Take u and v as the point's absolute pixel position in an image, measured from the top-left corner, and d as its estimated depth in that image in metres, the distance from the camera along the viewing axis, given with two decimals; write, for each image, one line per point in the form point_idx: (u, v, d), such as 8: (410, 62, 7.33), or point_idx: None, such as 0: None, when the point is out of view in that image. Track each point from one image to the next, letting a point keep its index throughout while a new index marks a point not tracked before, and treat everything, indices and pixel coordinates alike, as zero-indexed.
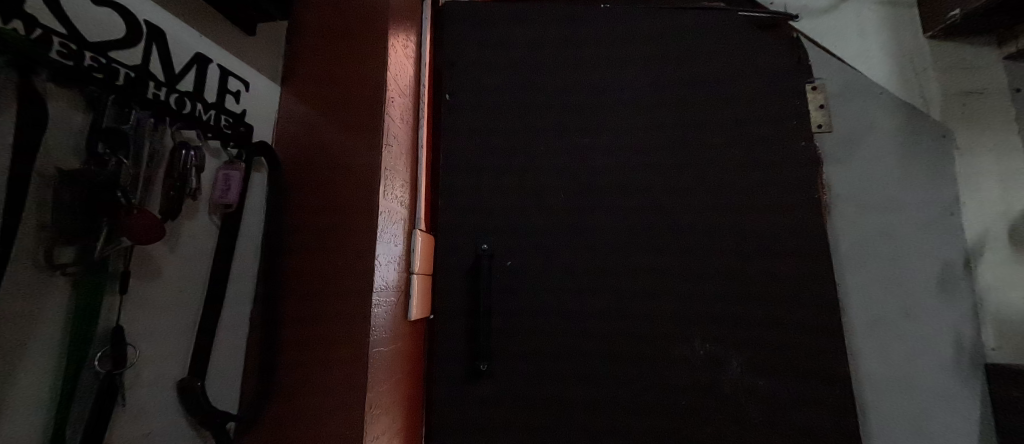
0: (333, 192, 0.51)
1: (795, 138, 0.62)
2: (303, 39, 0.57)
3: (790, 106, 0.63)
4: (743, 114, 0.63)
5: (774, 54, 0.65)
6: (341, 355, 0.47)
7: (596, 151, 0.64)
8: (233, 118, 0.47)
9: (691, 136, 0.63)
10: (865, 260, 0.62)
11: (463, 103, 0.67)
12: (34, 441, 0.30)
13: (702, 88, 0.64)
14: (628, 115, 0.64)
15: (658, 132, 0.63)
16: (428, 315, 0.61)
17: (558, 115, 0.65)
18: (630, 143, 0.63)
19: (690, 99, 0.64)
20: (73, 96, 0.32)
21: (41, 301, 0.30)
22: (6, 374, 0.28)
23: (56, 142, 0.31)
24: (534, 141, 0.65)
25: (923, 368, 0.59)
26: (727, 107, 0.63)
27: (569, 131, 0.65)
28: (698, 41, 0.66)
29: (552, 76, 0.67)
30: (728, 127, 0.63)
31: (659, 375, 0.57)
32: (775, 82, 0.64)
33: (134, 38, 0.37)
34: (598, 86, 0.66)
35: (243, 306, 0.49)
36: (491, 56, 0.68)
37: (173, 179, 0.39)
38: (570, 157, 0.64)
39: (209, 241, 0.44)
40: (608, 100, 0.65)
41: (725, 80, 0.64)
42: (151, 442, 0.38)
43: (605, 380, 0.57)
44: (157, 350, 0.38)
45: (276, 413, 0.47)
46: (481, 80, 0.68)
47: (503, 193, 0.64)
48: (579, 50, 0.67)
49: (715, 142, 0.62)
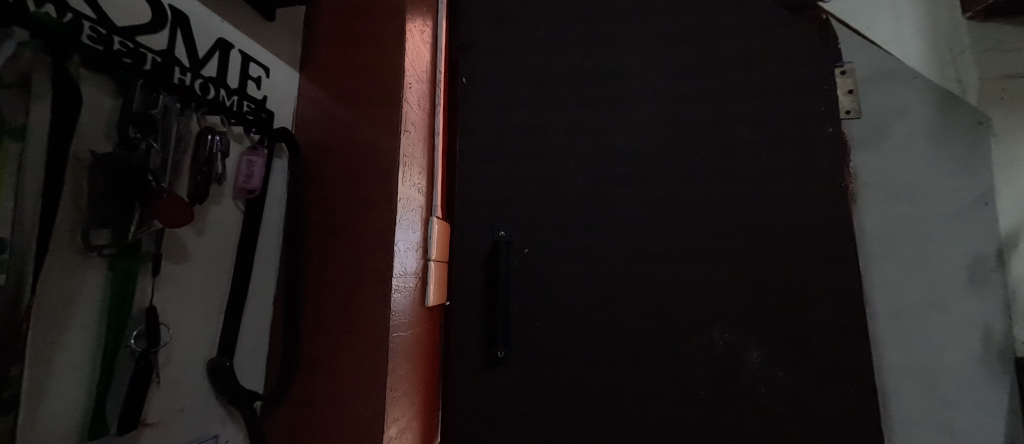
0: (353, 178, 0.52)
1: (822, 124, 0.59)
2: (322, 25, 0.58)
3: (818, 92, 0.60)
4: (768, 100, 0.61)
5: (801, 35, 0.62)
6: (362, 339, 0.48)
7: (614, 139, 0.63)
8: (255, 104, 0.48)
9: (713, 123, 0.61)
10: (892, 250, 0.60)
11: (479, 89, 0.67)
12: (77, 413, 0.31)
13: (726, 73, 0.62)
14: (649, 102, 0.63)
15: (679, 119, 0.62)
16: (444, 301, 0.62)
17: (575, 102, 0.64)
18: (649, 130, 0.62)
19: (713, 85, 0.62)
20: (102, 81, 0.33)
21: (80, 282, 0.31)
22: (48, 350, 0.29)
23: (90, 126, 0.32)
24: (552, 128, 0.64)
25: (948, 360, 0.57)
26: (752, 93, 0.61)
27: (587, 118, 0.64)
28: (722, 24, 0.64)
29: (570, 62, 0.65)
30: (752, 114, 0.61)
31: (677, 364, 0.57)
32: (801, 66, 0.61)
33: (159, 22, 0.37)
34: (617, 72, 0.64)
35: (267, 290, 0.50)
36: (507, 43, 0.67)
37: (200, 164, 0.39)
38: (588, 145, 0.63)
39: (235, 227, 0.45)
40: (628, 85, 0.64)
41: (749, 64, 0.62)
42: (184, 418, 0.39)
43: (621, 367, 0.58)
44: (188, 333, 0.39)
45: (299, 395, 0.49)
46: (498, 67, 0.67)
47: (520, 181, 0.63)
48: (596, 35, 0.66)
49: (738, 129, 0.61)
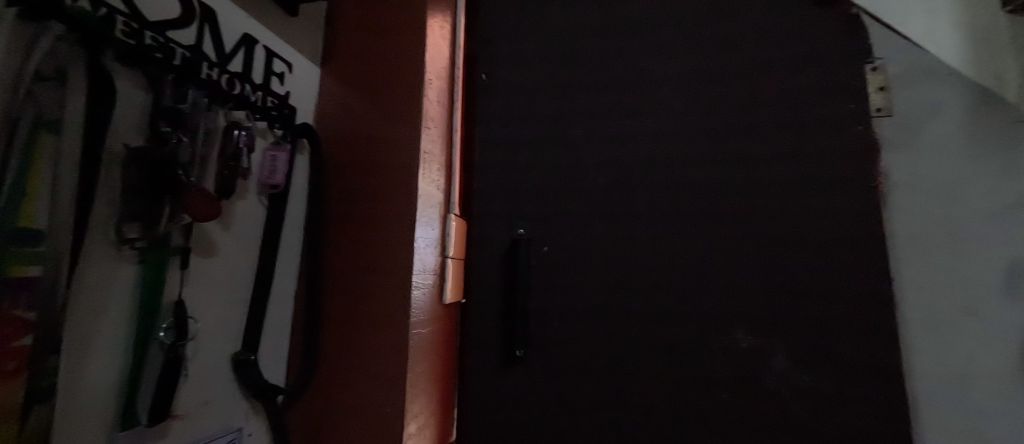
0: (373, 175, 0.52)
1: (851, 122, 0.58)
2: (344, 22, 0.58)
3: (848, 88, 0.58)
4: (796, 98, 0.59)
5: (832, 30, 0.60)
6: (382, 336, 0.48)
7: (636, 137, 0.62)
8: (278, 100, 0.48)
9: (739, 121, 0.60)
10: (924, 255, 0.55)
11: (498, 86, 0.66)
12: (110, 404, 0.31)
13: (752, 70, 0.61)
14: (672, 99, 0.62)
15: (703, 117, 0.61)
16: (461, 298, 0.62)
17: (596, 99, 0.63)
18: (671, 128, 0.61)
19: (739, 81, 0.61)
20: (134, 75, 0.33)
21: (113, 274, 0.31)
22: (82, 342, 0.29)
23: (123, 120, 0.32)
24: (572, 126, 0.63)
25: (992, 384, 0.51)
26: (781, 90, 0.60)
27: (608, 116, 0.63)
28: (749, 19, 0.62)
29: (592, 59, 0.65)
30: (780, 112, 0.59)
31: (698, 367, 0.56)
32: (830, 63, 0.59)
33: (188, 17, 0.38)
34: (639, 68, 0.63)
35: (289, 285, 0.50)
36: (528, 39, 0.67)
37: (227, 159, 0.39)
38: (609, 143, 0.62)
39: (260, 222, 0.45)
40: (651, 82, 0.62)
41: (777, 61, 0.60)
42: (210, 411, 0.39)
43: (641, 369, 0.57)
44: (214, 327, 0.40)
45: (320, 390, 0.49)
46: (518, 64, 0.66)
47: (539, 179, 0.63)
48: (619, 31, 0.65)
49: (765, 127, 0.59)
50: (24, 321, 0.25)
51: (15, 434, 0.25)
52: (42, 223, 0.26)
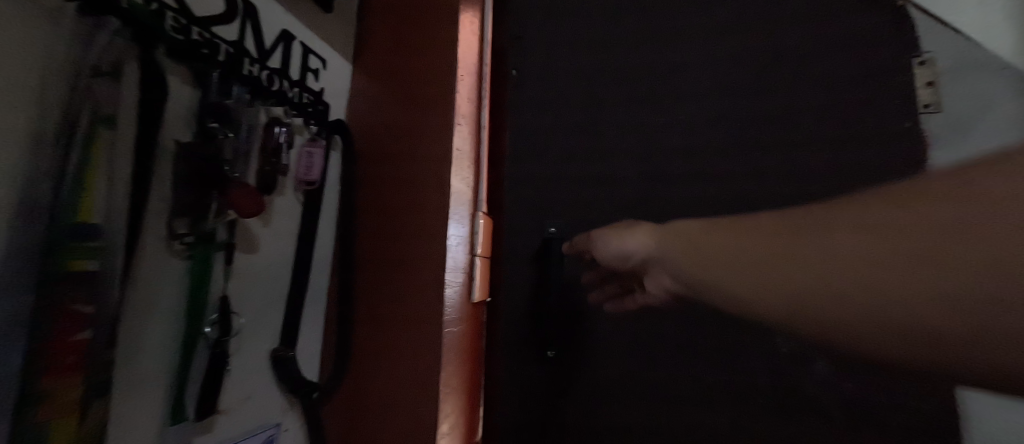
0: (406, 172, 0.52)
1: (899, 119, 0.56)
2: (376, 18, 0.57)
3: (893, 84, 0.56)
4: (841, 94, 0.57)
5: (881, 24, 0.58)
6: (416, 334, 0.48)
7: (673, 137, 0.61)
8: (313, 96, 0.48)
9: (780, 119, 0.58)
10: None
11: (528, 82, 0.66)
12: (161, 399, 0.31)
13: (795, 67, 0.59)
14: (711, 99, 0.61)
15: (743, 117, 0.60)
16: (487, 298, 0.61)
17: (632, 99, 0.64)
18: (709, 128, 0.61)
19: (778, 78, 0.59)
20: (182, 70, 0.33)
21: (163, 269, 0.31)
22: (135, 337, 0.29)
23: (172, 116, 0.32)
24: (607, 127, 0.64)
25: None
26: (825, 87, 0.58)
27: (644, 116, 0.63)
28: (795, 12, 0.60)
29: (628, 59, 0.65)
30: (823, 109, 0.57)
31: (732, 366, 0.58)
32: (878, 57, 0.57)
33: (231, 13, 0.37)
34: (676, 68, 0.63)
35: (322, 282, 0.50)
36: (562, 38, 0.67)
37: (268, 155, 0.39)
38: (645, 144, 0.62)
39: (296, 219, 0.45)
40: (690, 82, 0.62)
41: (822, 55, 0.58)
42: (250, 406, 0.40)
43: (675, 365, 0.59)
44: (254, 323, 0.40)
45: (352, 387, 0.49)
46: (552, 64, 0.67)
47: (574, 181, 0.64)
48: (656, 30, 0.64)
49: (807, 125, 0.58)
50: (82, 316, 0.25)
51: (75, 426, 0.25)
52: (100, 218, 0.26)
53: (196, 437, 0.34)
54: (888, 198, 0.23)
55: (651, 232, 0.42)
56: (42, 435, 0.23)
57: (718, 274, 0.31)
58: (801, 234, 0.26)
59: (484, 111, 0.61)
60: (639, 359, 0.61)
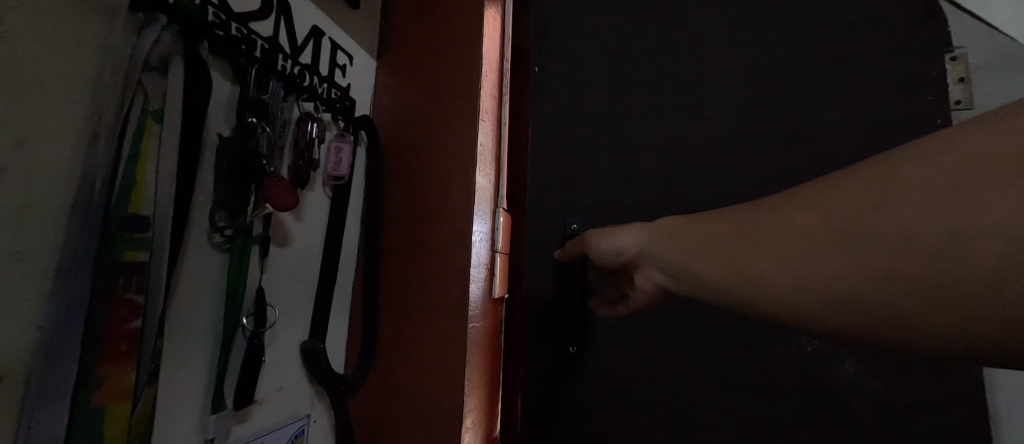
0: (431, 167, 0.52)
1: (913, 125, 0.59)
2: (401, 15, 0.58)
3: (908, 92, 0.60)
4: (854, 105, 0.62)
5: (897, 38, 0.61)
6: (441, 329, 0.48)
7: (695, 143, 0.66)
8: (341, 92, 0.48)
9: (795, 128, 0.63)
10: None
11: (551, 93, 0.71)
12: (202, 388, 0.32)
13: (808, 80, 0.64)
14: (730, 108, 0.65)
15: (761, 125, 0.64)
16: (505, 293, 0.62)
17: (655, 107, 0.68)
18: (727, 135, 0.65)
19: (787, 91, 0.64)
20: (222, 65, 0.34)
21: (204, 261, 0.32)
22: (178, 327, 0.30)
23: (213, 110, 0.33)
24: (630, 132, 0.68)
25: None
26: (838, 99, 0.62)
27: (666, 123, 0.67)
28: (808, 30, 0.65)
29: (651, 69, 0.69)
30: (836, 119, 0.62)
31: (757, 367, 0.59)
32: (893, 68, 0.61)
33: (266, 8, 0.38)
34: (697, 79, 0.67)
35: (348, 276, 0.51)
36: (587, 50, 0.72)
37: (301, 150, 0.40)
38: (668, 149, 0.66)
39: (325, 213, 0.46)
40: (711, 91, 0.67)
41: (833, 71, 0.63)
42: (282, 397, 0.40)
43: (697, 363, 0.60)
44: (286, 315, 0.40)
45: (378, 379, 0.49)
46: (577, 73, 0.71)
47: (599, 182, 0.67)
48: (678, 43, 0.69)
49: (822, 133, 0.62)
50: (135, 304, 0.26)
51: (127, 412, 0.25)
52: (149, 210, 0.27)
53: (234, 427, 0.35)
54: (835, 181, 0.28)
55: (636, 225, 0.44)
56: (97, 420, 0.24)
57: (707, 260, 0.33)
58: (778, 224, 0.29)
59: (504, 111, 0.62)
60: (661, 359, 0.61)
